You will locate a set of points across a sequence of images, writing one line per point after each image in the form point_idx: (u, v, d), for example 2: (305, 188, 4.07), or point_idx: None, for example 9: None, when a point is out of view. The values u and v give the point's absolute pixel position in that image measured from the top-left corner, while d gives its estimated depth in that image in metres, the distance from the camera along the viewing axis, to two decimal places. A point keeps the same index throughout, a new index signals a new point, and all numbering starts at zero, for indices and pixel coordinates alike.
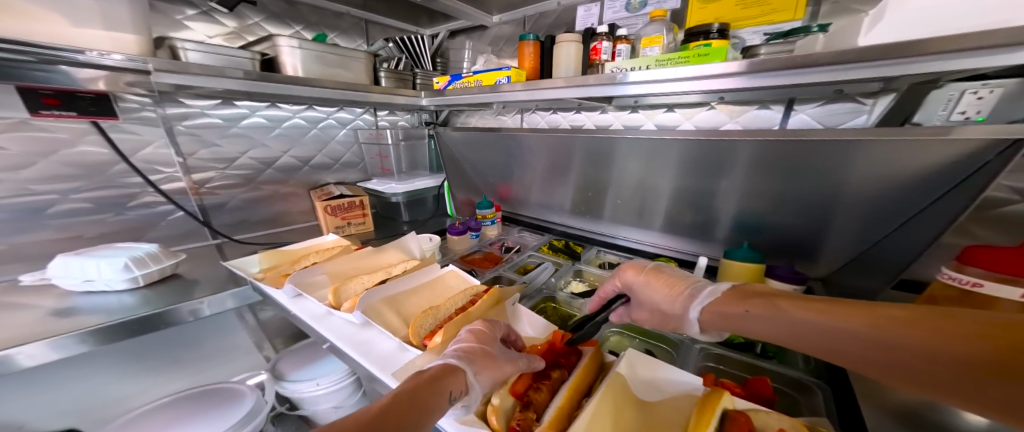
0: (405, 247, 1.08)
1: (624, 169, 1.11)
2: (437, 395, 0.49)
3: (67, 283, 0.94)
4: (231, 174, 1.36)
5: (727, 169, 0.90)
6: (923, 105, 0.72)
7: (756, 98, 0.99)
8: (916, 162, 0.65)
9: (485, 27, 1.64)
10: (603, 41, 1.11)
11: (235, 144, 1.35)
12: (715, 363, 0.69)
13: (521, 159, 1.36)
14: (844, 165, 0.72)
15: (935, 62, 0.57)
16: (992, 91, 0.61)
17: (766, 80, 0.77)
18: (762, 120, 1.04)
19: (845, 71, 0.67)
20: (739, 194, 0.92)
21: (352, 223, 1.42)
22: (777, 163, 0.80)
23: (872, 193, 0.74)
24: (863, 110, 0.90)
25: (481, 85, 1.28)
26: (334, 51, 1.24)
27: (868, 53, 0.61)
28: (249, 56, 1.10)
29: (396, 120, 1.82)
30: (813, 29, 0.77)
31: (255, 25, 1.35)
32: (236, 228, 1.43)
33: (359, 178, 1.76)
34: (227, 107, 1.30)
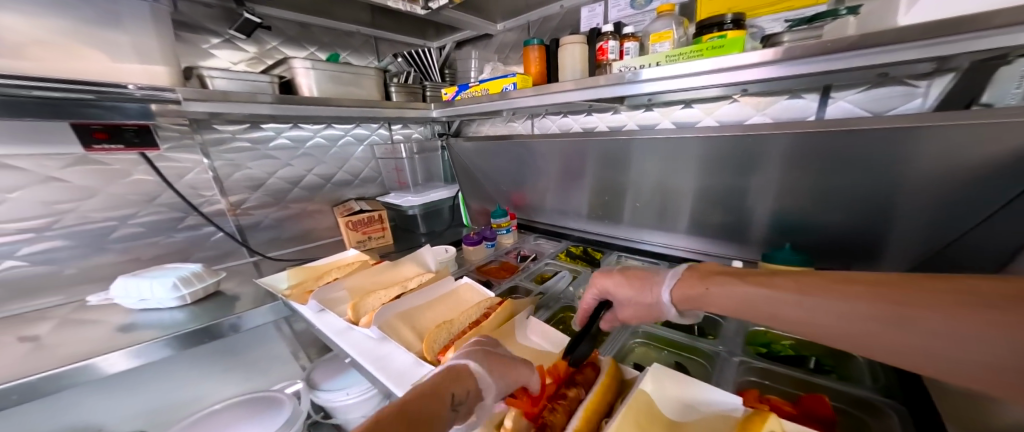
0: (420, 260, 1.07)
1: (642, 171, 1.07)
2: (437, 402, 0.44)
3: (126, 303, 0.98)
4: (261, 194, 1.41)
5: (760, 167, 0.84)
6: (992, 89, 0.67)
7: (785, 88, 0.93)
8: (996, 151, 0.57)
9: (490, 36, 1.64)
10: (610, 40, 1.07)
11: (263, 166, 1.40)
12: (760, 378, 0.63)
13: (535, 165, 1.33)
14: (908, 157, 0.65)
15: (1016, 34, 0.49)
16: None
17: (800, 68, 0.70)
18: (795, 110, 0.96)
19: (890, 52, 0.60)
20: (775, 193, 0.86)
21: (373, 237, 1.43)
22: (823, 158, 0.74)
23: (937, 188, 0.67)
24: (916, 94, 0.80)
25: (489, 93, 1.27)
26: (347, 70, 1.27)
27: (929, 31, 0.54)
28: (268, 79, 1.14)
29: (410, 133, 1.84)
30: (843, 13, 0.69)
31: (273, 49, 1.41)
32: (270, 245, 1.47)
33: (378, 193, 1.79)
34: (255, 131, 1.35)
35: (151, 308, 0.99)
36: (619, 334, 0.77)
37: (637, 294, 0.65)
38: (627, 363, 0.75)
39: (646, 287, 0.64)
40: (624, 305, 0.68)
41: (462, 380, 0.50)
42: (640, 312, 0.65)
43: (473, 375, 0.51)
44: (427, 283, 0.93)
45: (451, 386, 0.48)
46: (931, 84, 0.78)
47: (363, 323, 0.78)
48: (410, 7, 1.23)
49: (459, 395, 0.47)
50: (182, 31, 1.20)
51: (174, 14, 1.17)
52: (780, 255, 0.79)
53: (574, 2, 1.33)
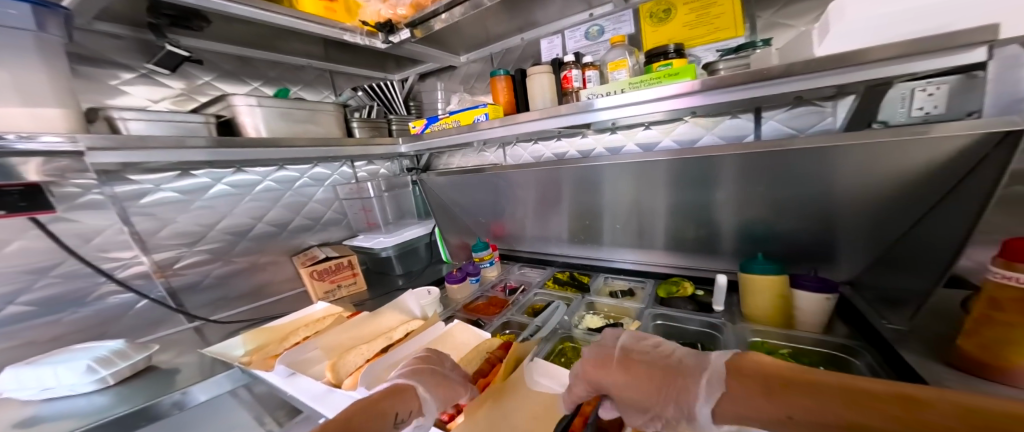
0: (403, 307, 0.97)
1: (613, 193, 1.11)
2: (384, 416, 0.47)
3: (21, 396, 0.77)
4: (200, 249, 1.22)
5: (712, 181, 0.91)
6: (883, 108, 0.77)
7: (727, 111, 1.02)
8: (899, 163, 0.66)
9: (454, 67, 1.66)
10: (573, 69, 1.12)
11: (199, 217, 1.22)
12: None
13: (510, 195, 1.32)
14: (829, 171, 0.74)
15: (868, 70, 0.59)
16: (938, 88, 0.66)
17: (720, 97, 0.78)
18: (737, 129, 1.07)
19: (803, 81, 0.66)
20: (735, 205, 0.92)
21: (342, 285, 1.30)
22: (766, 172, 0.82)
23: (864, 197, 0.76)
24: (826, 112, 0.94)
25: (459, 124, 1.25)
26: (301, 106, 1.17)
27: (808, 66, 0.63)
28: (203, 120, 0.99)
29: (375, 169, 1.75)
30: (760, 45, 0.83)
31: (205, 84, 1.27)
32: (213, 307, 1.26)
33: (344, 235, 1.65)
34: (188, 178, 1.18)
35: (52, 401, 0.78)
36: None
37: (653, 403, 0.50)
38: None
39: (669, 396, 0.49)
40: (631, 408, 0.52)
41: (404, 397, 0.52)
42: (643, 415, 0.51)
43: (419, 394, 0.54)
44: (416, 330, 0.84)
45: (398, 401, 0.51)
46: (836, 104, 0.92)
47: (347, 385, 0.67)
48: (369, 41, 1.21)
49: (403, 414, 0.50)
50: (78, 65, 1.02)
51: (70, 46, 1.00)
52: (756, 265, 0.85)
53: (533, 35, 1.38)
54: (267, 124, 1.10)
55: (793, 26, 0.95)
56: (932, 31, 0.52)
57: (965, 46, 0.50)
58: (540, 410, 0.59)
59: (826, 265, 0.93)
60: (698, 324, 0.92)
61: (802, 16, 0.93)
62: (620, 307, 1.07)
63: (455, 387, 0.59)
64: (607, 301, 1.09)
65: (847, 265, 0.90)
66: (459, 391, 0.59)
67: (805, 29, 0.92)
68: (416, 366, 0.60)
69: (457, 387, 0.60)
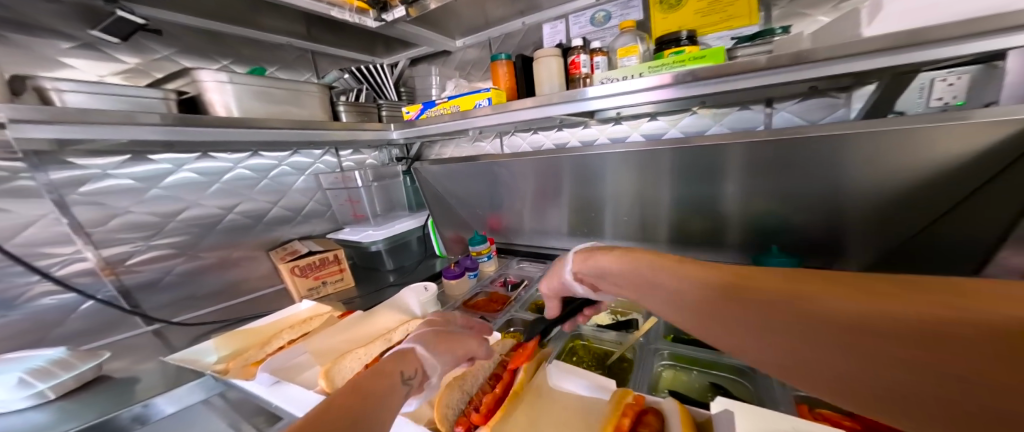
0: (402, 306, 0.88)
1: (617, 185, 1.06)
2: (390, 377, 0.45)
3: None
4: (158, 244, 1.08)
5: (726, 172, 0.87)
6: (901, 98, 0.79)
7: (738, 101, 1.00)
8: (926, 154, 0.65)
9: (449, 52, 1.57)
10: (581, 54, 1.04)
11: (158, 208, 1.08)
12: (807, 391, 0.63)
13: (510, 186, 1.26)
14: (846, 162, 0.73)
15: (883, 58, 0.57)
16: (959, 78, 0.68)
17: (695, 90, 0.78)
18: (746, 120, 1.05)
19: (820, 67, 0.64)
20: (744, 197, 0.90)
21: (328, 282, 1.20)
22: (787, 164, 0.78)
23: (885, 188, 0.74)
24: (839, 104, 0.93)
25: (459, 110, 1.16)
26: (280, 85, 1.05)
27: (826, 51, 0.61)
28: (161, 95, 0.85)
29: (362, 159, 1.64)
30: (779, 32, 0.80)
31: (165, 59, 1.12)
32: (176, 308, 1.12)
33: (328, 229, 1.53)
34: (142, 163, 1.04)
35: None
36: (643, 363, 0.72)
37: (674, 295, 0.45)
38: (661, 393, 0.70)
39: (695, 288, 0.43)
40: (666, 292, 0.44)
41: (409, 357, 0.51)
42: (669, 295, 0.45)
43: (420, 353, 0.52)
44: None
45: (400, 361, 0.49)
46: (851, 95, 0.91)
47: None
48: (359, 19, 1.08)
49: (409, 372, 0.48)
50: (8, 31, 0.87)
51: None
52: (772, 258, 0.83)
53: (536, 19, 1.32)
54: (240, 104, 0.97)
55: (810, 14, 0.93)
56: (994, 9, 0.49)
57: (989, 32, 0.49)
58: (567, 417, 0.53)
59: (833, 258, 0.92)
60: None
61: (820, 5, 0.92)
62: (628, 302, 1.03)
63: (460, 342, 0.58)
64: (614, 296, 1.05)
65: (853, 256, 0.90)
66: (467, 342, 0.58)
67: (825, 18, 0.91)
68: (423, 332, 0.60)
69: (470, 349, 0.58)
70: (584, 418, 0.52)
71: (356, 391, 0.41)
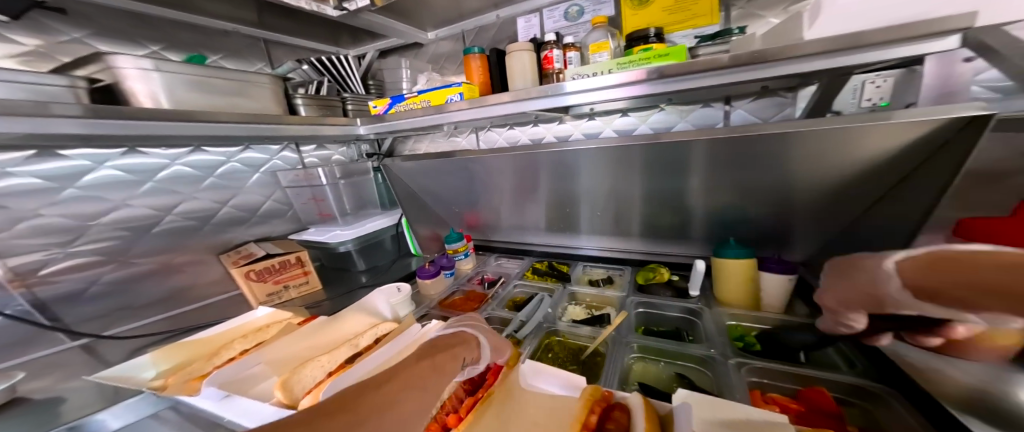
0: (370, 308, 0.86)
1: (591, 183, 1.08)
2: (455, 359, 0.52)
3: None
4: (80, 250, 0.96)
5: (689, 168, 0.90)
6: (836, 100, 0.83)
7: (701, 98, 1.02)
8: (856, 153, 0.70)
9: (420, 44, 1.52)
10: (554, 49, 1.02)
11: (79, 210, 0.96)
12: (760, 377, 0.65)
13: (487, 181, 1.24)
14: (791, 158, 0.76)
15: (819, 61, 0.61)
16: (886, 80, 0.72)
17: (666, 85, 0.78)
18: (708, 117, 1.07)
19: (765, 69, 0.66)
20: (706, 191, 0.93)
21: (290, 286, 1.14)
22: (742, 159, 0.82)
23: (820, 184, 0.79)
24: (786, 103, 0.97)
25: (430, 105, 1.12)
26: (222, 75, 0.95)
27: (768, 54, 0.63)
28: (67, 82, 0.73)
29: (328, 155, 1.57)
30: (736, 32, 0.82)
31: (73, 41, 0.99)
32: (108, 320, 1.01)
33: (290, 229, 1.45)
34: (51, 160, 0.90)
35: None
36: (615, 356, 0.73)
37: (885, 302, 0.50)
38: (631, 385, 0.71)
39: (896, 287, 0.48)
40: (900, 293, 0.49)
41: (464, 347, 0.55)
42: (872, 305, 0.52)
43: (478, 343, 0.59)
44: (388, 336, 0.74)
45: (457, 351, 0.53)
46: (796, 94, 0.96)
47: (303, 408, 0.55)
48: (317, 7, 1.00)
49: (467, 359, 0.54)
50: None
51: None
52: (728, 249, 0.85)
53: (510, 12, 1.30)
54: (169, 95, 0.87)
55: (764, 16, 0.96)
56: (914, 18, 0.53)
57: (901, 39, 0.54)
58: (537, 417, 0.52)
59: (782, 247, 0.97)
60: (679, 311, 0.90)
61: (773, 7, 0.95)
62: (602, 296, 1.04)
63: (501, 340, 0.63)
64: (590, 290, 1.05)
65: (799, 248, 0.94)
66: (504, 348, 0.62)
67: (775, 20, 0.94)
68: (469, 322, 0.64)
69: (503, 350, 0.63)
70: (553, 417, 0.51)
71: (433, 369, 0.48)
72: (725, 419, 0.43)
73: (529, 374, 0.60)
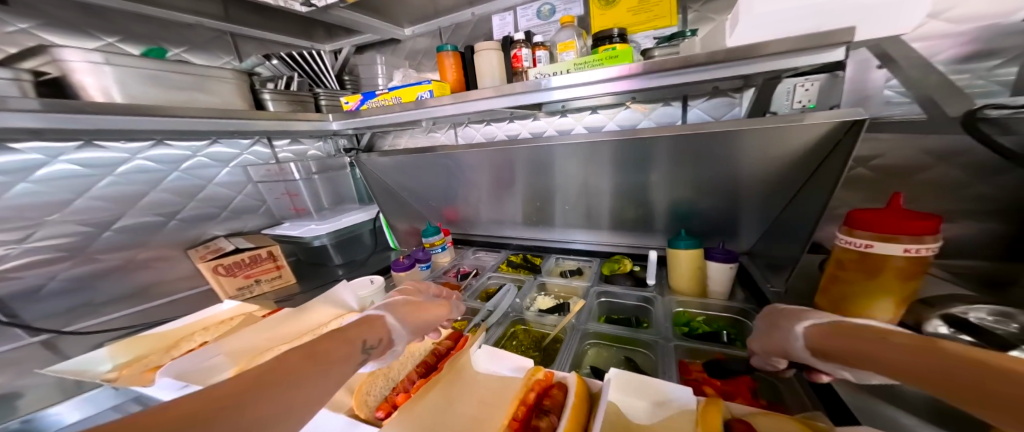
0: (337, 300, 0.87)
1: (566, 174, 1.10)
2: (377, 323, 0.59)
3: None
4: (37, 246, 0.95)
5: (647, 163, 0.94)
6: (773, 99, 0.87)
7: (661, 97, 1.06)
8: (784, 149, 0.76)
9: (398, 40, 1.53)
10: (523, 48, 1.04)
11: (39, 206, 0.95)
12: (693, 358, 0.71)
13: (464, 178, 1.27)
14: (734, 155, 0.81)
15: (786, 59, 0.62)
16: (812, 84, 0.77)
17: (662, 80, 0.76)
18: (665, 116, 1.12)
19: (720, 69, 0.68)
20: (668, 186, 0.97)
21: (262, 280, 1.14)
22: (690, 155, 0.87)
23: (757, 179, 0.85)
24: (735, 103, 1.02)
25: (401, 101, 1.13)
26: (186, 70, 0.95)
27: (731, 54, 0.65)
28: (11, 76, 0.73)
29: (304, 150, 1.58)
30: (688, 34, 0.86)
31: (21, 32, 0.95)
32: (71, 316, 1.00)
33: (265, 224, 1.45)
34: (3, 153, 0.88)
35: None
36: (572, 341, 0.77)
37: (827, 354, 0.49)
38: (584, 368, 0.75)
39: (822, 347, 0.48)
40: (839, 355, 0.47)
41: (374, 327, 0.57)
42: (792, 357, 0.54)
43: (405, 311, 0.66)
44: None
45: (367, 329, 0.56)
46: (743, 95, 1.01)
47: None
48: (284, 3, 1.00)
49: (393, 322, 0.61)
50: None
51: None
52: (678, 240, 0.90)
53: (486, 10, 1.32)
54: (122, 91, 0.85)
55: (716, 19, 1.01)
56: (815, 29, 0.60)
57: (840, 42, 0.57)
58: (484, 395, 0.56)
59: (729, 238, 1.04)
60: (636, 299, 0.96)
61: (725, 11, 1.00)
62: (570, 287, 1.08)
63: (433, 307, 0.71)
64: (560, 281, 1.10)
65: (744, 238, 1.01)
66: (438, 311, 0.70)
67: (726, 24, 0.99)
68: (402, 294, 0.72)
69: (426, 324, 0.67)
70: (498, 395, 0.55)
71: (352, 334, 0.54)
72: (645, 393, 0.50)
73: (483, 358, 0.64)
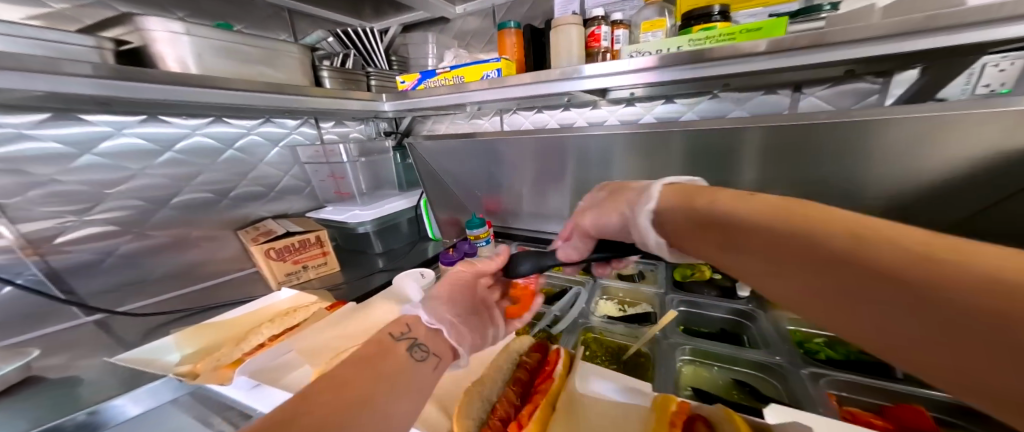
0: (399, 296, 0.81)
1: (622, 170, 1.01)
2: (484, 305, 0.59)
3: None
4: (96, 219, 0.91)
5: (739, 156, 0.81)
6: (952, 81, 0.76)
7: (764, 83, 0.94)
8: (949, 148, 0.61)
9: (448, 19, 1.44)
10: (602, 25, 0.87)
11: (96, 179, 0.90)
12: (841, 390, 0.60)
13: (506, 166, 1.18)
14: (862, 151, 0.68)
15: (874, 47, 0.57)
16: (1014, 64, 0.66)
17: (724, 69, 0.71)
18: (769, 106, 1.00)
19: (797, 56, 0.63)
20: (757, 186, 0.85)
21: (309, 266, 1.10)
22: (796, 149, 0.74)
23: (897, 183, 0.71)
24: (875, 90, 0.88)
25: (463, 81, 1.04)
26: (251, 42, 0.87)
27: (820, 39, 0.59)
28: (93, 43, 0.68)
29: (346, 132, 1.52)
30: (829, 6, 0.72)
31: (97, 4, 0.92)
32: (124, 294, 0.96)
33: (307, 206, 1.40)
34: (72, 123, 0.85)
35: None
36: (665, 359, 0.67)
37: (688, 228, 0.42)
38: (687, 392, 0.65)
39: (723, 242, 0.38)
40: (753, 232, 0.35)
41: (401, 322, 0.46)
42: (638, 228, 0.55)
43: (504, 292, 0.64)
44: None
45: (390, 327, 0.44)
46: (890, 80, 0.86)
47: None
48: None
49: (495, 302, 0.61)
50: None
51: None
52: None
53: None
54: (198, 61, 0.79)
55: None
56: None
57: None
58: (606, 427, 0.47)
59: None
60: (725, 312, 0.85)
61: None
62: (636, 292, 0.98)
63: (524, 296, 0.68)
64: (622, 285, 1.00)
65: None
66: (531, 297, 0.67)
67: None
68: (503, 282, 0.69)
69: (462, 293, 0.56)
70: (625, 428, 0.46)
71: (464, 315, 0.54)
72: None
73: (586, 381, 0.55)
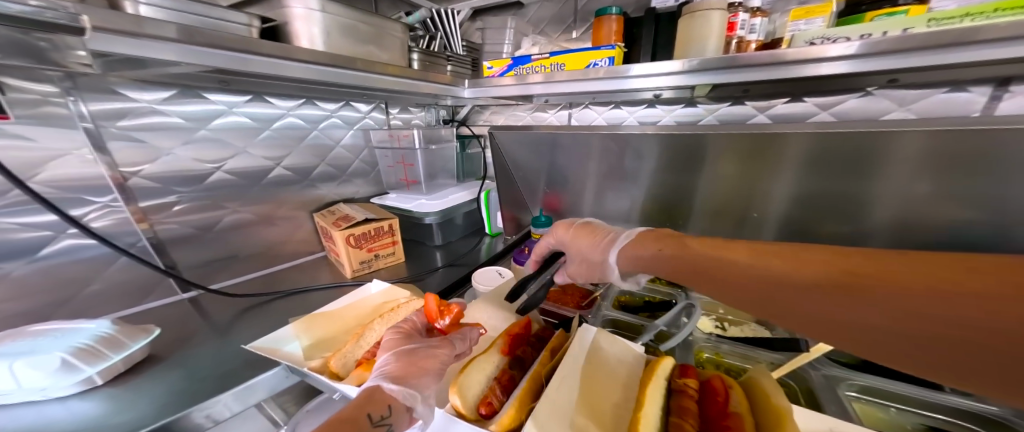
0: (494, 301, 0.75)
1: (715, 173, 0.86)
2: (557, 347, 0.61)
3: None
4: (200, 193, 0.89)
5: (878, 167, 0.67)
6: None
7: (945, 79, 0.80)
8: None
9: (523, 5, 1.36)
10: (740, 12, 0.80)
11: (201, 152, 0.88)
12: None
13: (569, 162, 1.09)
14: None
15: (993, 50, 0.53)
16: None
17: (879, 65, 0.62)
18: (954, 105, 0.84)
19: (933, 56, 0.57)
20: (902, 200, 0.70)
21: (381, 255, 1.06)
22: (954, 161, 0.60)
23: None
24: None
25: (564, 69, 0.96)
26: (369, 20, 0.83)
27: (938, 38, 0.55)
28: (246, 21, 0.65)
29: (410, 118, 1.48)
30: None
31: None
32: (216, 271, 0.95)
33: (371, 193, 1.37)
34: (194, 100, 0.85)
35: (11, 408, 0.49)
36: (828, 394, 0.61)
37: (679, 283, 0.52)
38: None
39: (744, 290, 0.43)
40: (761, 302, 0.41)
41: (377, 398, 0.45)
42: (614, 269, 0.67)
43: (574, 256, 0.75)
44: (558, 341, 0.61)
45: (368, 404, 0.44)
46: None
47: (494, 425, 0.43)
48: None
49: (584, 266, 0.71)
50: None
51: None
52: None
53: None
54: (326, 38, 0.77)
55: None
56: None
57: None
58: None
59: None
60: None
61: None
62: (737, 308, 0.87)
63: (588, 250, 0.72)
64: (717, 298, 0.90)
65: None
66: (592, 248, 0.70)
67: None
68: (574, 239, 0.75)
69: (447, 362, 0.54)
70: None
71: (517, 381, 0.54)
72: None
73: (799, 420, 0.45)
